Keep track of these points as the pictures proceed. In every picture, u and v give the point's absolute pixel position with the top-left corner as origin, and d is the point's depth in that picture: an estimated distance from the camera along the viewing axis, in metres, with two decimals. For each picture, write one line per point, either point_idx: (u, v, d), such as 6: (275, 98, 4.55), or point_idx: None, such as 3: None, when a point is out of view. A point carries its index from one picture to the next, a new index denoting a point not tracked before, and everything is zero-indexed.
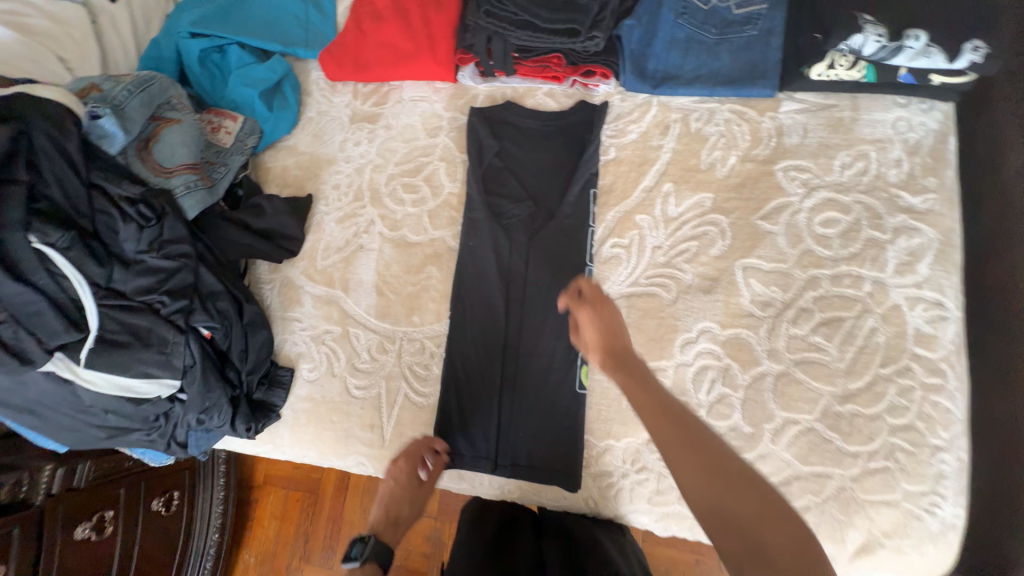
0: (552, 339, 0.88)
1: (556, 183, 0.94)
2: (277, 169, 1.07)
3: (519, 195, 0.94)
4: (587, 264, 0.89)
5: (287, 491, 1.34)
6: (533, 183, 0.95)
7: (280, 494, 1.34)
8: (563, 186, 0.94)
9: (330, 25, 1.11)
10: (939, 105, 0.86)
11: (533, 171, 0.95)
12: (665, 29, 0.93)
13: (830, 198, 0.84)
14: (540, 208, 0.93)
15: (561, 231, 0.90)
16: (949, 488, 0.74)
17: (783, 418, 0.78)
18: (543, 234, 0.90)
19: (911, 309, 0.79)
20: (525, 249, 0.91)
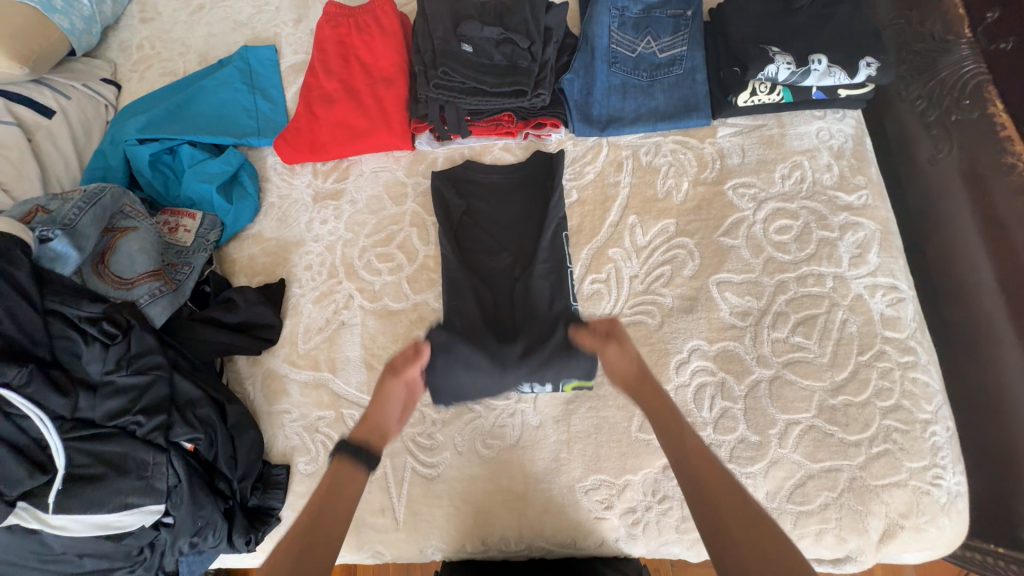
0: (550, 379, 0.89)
1: (527, 231, 0.97)
2: (243, 259, 1.05)
3: (494, 248, 0.97)
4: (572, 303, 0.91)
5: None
6: (506, 234, 0.98)
7: None
8: (535, 234, 0.96)
9: (280, 112, 1.14)
10: (850, 113, 0.97)
11: (504, 223, 0.99)
12: (602, 78, 1.01)
13: (779, 207, 0.91)
14: (516, 256, 0.95)
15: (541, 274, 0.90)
16: (947, 457, 0.78)
17: (785, 421, 0.80)
18: (523, 283, 0.91)
19: (872, 296, 0.85)
20: (509, 300, 0.91)
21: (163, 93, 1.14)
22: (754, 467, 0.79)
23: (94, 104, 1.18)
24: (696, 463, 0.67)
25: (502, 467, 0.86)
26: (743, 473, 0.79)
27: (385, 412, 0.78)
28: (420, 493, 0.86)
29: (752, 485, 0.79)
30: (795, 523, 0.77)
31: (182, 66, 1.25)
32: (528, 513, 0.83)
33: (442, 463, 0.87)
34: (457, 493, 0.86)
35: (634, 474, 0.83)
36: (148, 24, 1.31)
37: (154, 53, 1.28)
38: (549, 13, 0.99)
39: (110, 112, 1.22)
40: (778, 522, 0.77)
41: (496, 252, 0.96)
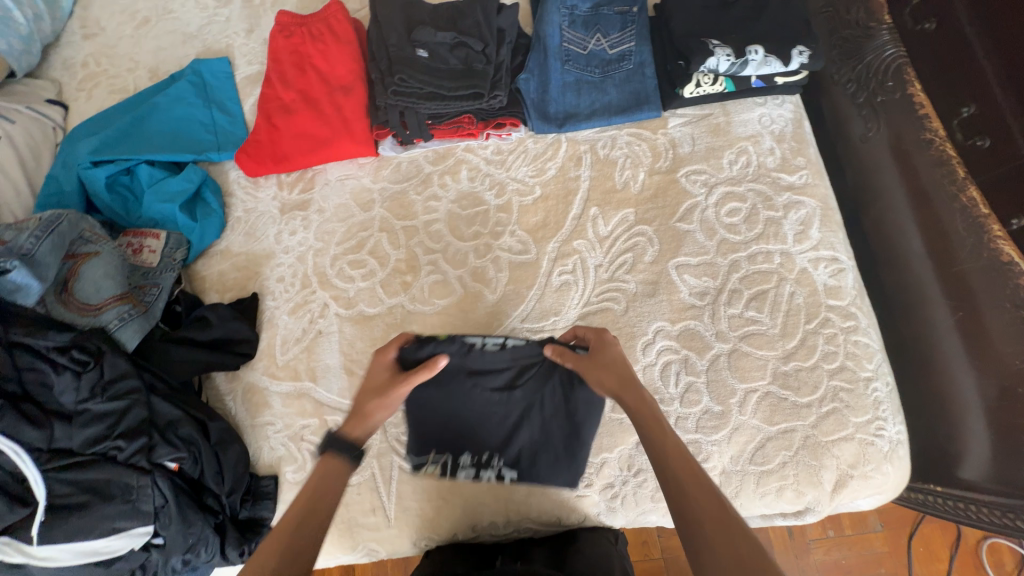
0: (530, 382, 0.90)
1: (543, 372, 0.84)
2: (213, 276, 1.05)
3: (501, 395, 0.85)
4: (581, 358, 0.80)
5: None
6: (506, 303, 0.97)
7: None
8: (544, 374, 0.84)
9: (239, 125, 1.13)
10: (788, 99, 1.03)
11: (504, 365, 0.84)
12: (556, 76, 1.05)
13: (729, 191, 0.97)
14: (533, 416, 0.85)
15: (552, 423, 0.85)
16: (888, 410, 0.86)
17: (744, 390, 0.87)
18: (541, 450, 0.85)
19: (816, 269, 0.92)
20: (509, 461, 0.86)
21: (114, 111, 1.11)
22: (719, 435, 0.85)
23: (41, 127, 1.14)
24: (680, 459, 0.64)
25: (487, 457, 0.89)
26: (710, 442, 0.85)
27: (365, 407, 0.75)
28: (410, 489, 0.89)
29: (718, 452, 0.85)
30: (757, 482, 0.84)
31: (131, 82, 1.22)
32: (512, 500, 0.88)
33: (428, 459, 0.90)
34: (446, 483, 0.89)
35: (610, 451, 0.88)
36: (91, 40, 1.27)
37: (101, 69, 1.24)
38: (501, 15, 1.02)
39: (59, 134, 1.17)
40: (743, 483, 0.84)
41: (504, 411, 0.85)
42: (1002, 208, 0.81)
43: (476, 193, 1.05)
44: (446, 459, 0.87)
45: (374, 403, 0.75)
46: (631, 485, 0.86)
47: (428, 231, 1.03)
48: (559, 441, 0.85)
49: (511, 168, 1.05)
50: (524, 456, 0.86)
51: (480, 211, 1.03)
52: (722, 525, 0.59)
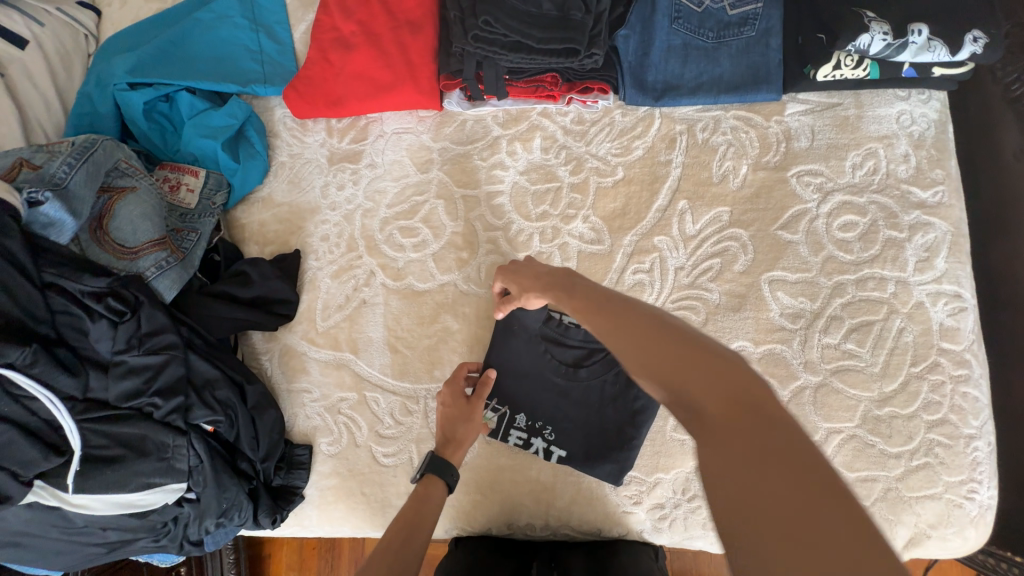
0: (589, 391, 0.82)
1: (609, 357, 0.82)
2: (253, 226, 0.97)
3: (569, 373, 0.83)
4: None
5: (301, 540, 1.23)
6: None
7: (294, 543, 1.23)
8: (611, 359, 0.82)
9: (288, 55, 1.00)
10: (936, 95, 0.86)
11: (579, 346, 0.83)
12: (661, 36, 0.88)
13: (846, 201, 0.83)
14: (592, 397, 0.82)
15: (609, 406, 0.82)
16: (985, 473, 0.77)
17: (826, 429, 0.78)
18: (590, 433, 0.81)
19: (934, 305, 0.80)
20: (559, 436, 0.82)
21: (152, 25, 0.99)
22: None
23: (72, 34, 1.02)
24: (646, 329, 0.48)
25: (532, 457, 0.84)
26: None
27: (457, 432, 0.74)
28: None
29: None
30: None
31: None
32: (555, 506, 0.83)
33: (469, 452, 0.85)
34: (486, 478, 0.84)
35: (665, 472, 0.82)
36: None
37: None
38: None
39: (92, 45, 1.06)
40: None
41: (565, 386, 0.83)
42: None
43: (548, 166, 0.93)
44: (503, 412, 0.83)
45: (465, 428, 0.75)
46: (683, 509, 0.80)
47: (490, 204, 0.93)
48: (611, 429, 0.81)
49: (592, 142, 0.92)
50: (573, 435, 0.82)
51: (551, 189, 0.92)
52: (727, 378, 0.43)
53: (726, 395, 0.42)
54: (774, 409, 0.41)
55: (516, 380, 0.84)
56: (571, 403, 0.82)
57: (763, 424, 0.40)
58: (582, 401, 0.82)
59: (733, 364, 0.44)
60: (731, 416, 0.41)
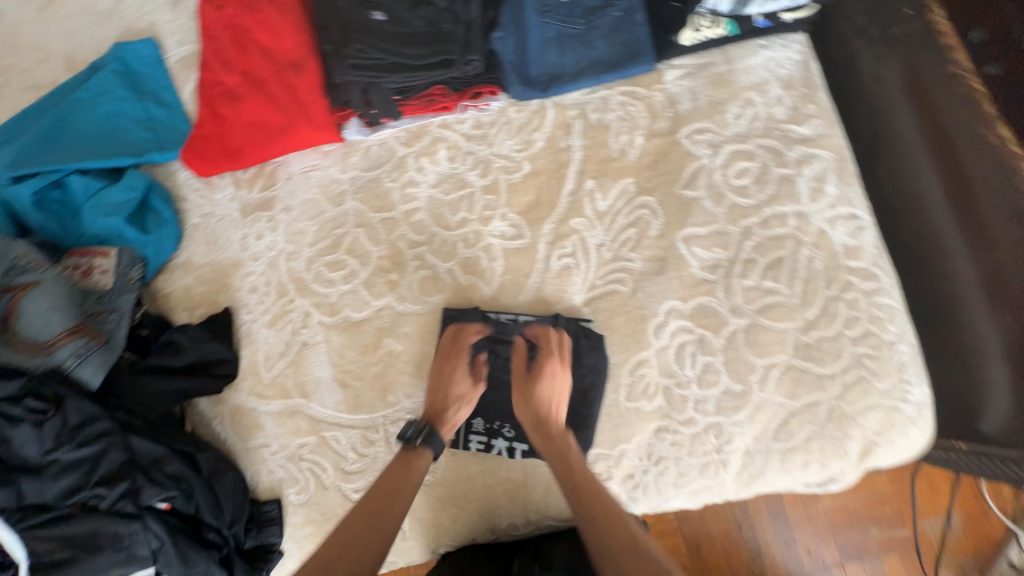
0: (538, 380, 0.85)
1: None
2: (177, 293, 0.95)
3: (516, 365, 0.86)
4: (586, 320, 0.86)
5: None
6: (504, 295, 0.89)
7: None
8: None
9: (180, 118, 0.99)
10: (794, 38, 0.92)
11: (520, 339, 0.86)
12: (535, 31, 0.91)
13: (736, 150, 0.88)
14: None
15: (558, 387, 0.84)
16: (913, 372, 0.81)
17: (763, 366, 0.82)
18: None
19: (834, 228, 0.85)
20: (518, 431, 0.84)
21: (30, 113, 0.96)
22: (740, 414, 0.81)
23: None
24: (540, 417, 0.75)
25: (500, 459, 0.84)
26: (731, 423, 0.81)
27: (450, 407, 0.79)
28: (421, 500, 0.84)
29: (740, 432, 0.81)
30: (782, 459, 0.80)
31: (47, 77, 1.06)
32: (532, 502, 0.84)
33: (437, 468, 0.84)
34: (459, 491, 0.84)
35: (628, 442, 0.83)
36: None
37: (8, 65, 1.07)
38: None
39: None
40: (767, 461, 0.81)
41: None
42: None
43: (458, 174, 0.94)
44: (459, 419, 0.84)
45: (462, 403, 0.80)
46: (652, 474, 0.82)
47: (410, 222, 0.94)
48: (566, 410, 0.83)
49: (495, 142, 0.94)
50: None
51: (465, 195, 0.93)
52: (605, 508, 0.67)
53: (603, 517, 0.66)
54: (619, 527, 0.65)
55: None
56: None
57: (624, 547, 0.63)
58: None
59: (616, 518, 0.66)
60: (599, 526, 0.66)
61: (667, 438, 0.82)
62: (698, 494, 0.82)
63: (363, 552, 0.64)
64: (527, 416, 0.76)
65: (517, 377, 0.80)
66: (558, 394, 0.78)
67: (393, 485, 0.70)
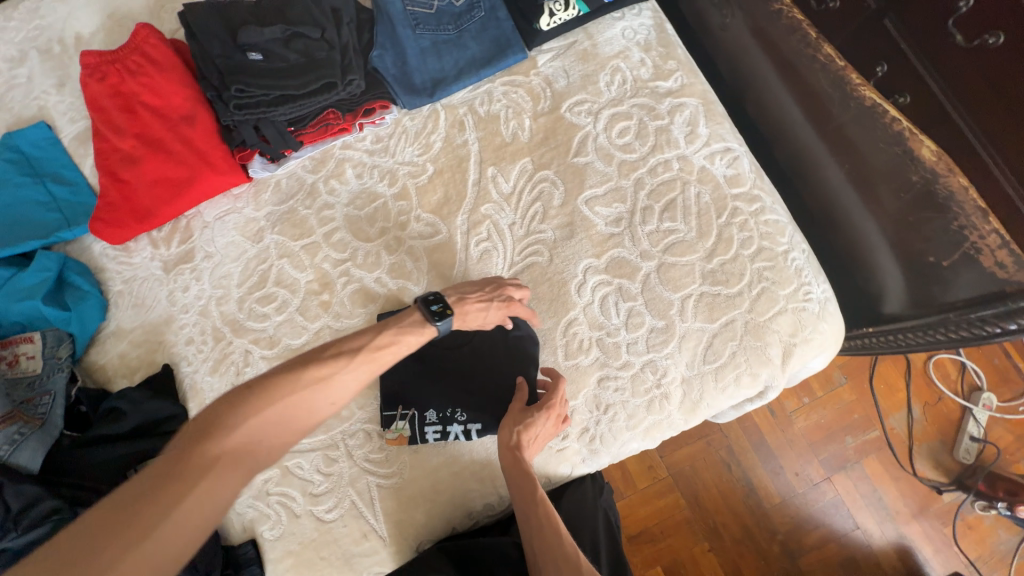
0: (480, 362, 0.89)
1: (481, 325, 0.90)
2: (113, 362, 0.95)
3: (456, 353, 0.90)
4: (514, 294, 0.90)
5: None
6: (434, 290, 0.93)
7: None
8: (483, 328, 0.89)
9: (85, 192, 1.00)
10: (644, 6, 1.02)
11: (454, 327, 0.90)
12: (410, 44, 0.98)
13: (614, 113, 0.96)
14: (482, 361, 0.89)
15: (500, 362, 0.88)
16: (810, 274, 0.90)
17: (679, 298, 0.88)
18: (493, 395, 0.87)
19: (713, 164, 0.94)
20: (470, 413, 0.86)
21: None
22: (669, 347, 0.87)
23: None
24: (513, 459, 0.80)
25: (460, 444, 0.87)
26: (663, 357, 0.87)
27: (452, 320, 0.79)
28: (394, 503, 0.86)
29: (673, 363, 0.87)
30: (715, 378, 0.87)
31: None
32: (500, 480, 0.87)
33: (401, 468, 0.87)
34: (427, 485, 0.86)
35: (575, 398, 0.87)
36: None
37: None
38: None
39: None
40: (703, 384, 0.87)
41: (457, 366, 0.89)
42: (869, 61, 0.94)
43: (368, 189, 0.98)
44: (412, 415, 0.86)
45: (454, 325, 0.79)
46: (604, 422, 0.86)
47: (330, 242, 0.97)
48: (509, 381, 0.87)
49: (396, 152, 0.99)
50: (481, 405, 0.86)
51: (379, 206, 0.98)
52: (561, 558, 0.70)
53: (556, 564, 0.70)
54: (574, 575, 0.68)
55: (414, 381, 0.88)
56: (471, 376, 0.88)
57: None
58: (477, 372, 0.88)
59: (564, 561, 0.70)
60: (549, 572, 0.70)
61: (610, 385, 0.87)
62: (651, 431, 0.87)
63: (304, 415, 0.64)
64: (509, 436, 0.81)
65: (511, 407, 0.83)
66: (538, 437, 0.81)
67: (369, 357, 0.70)
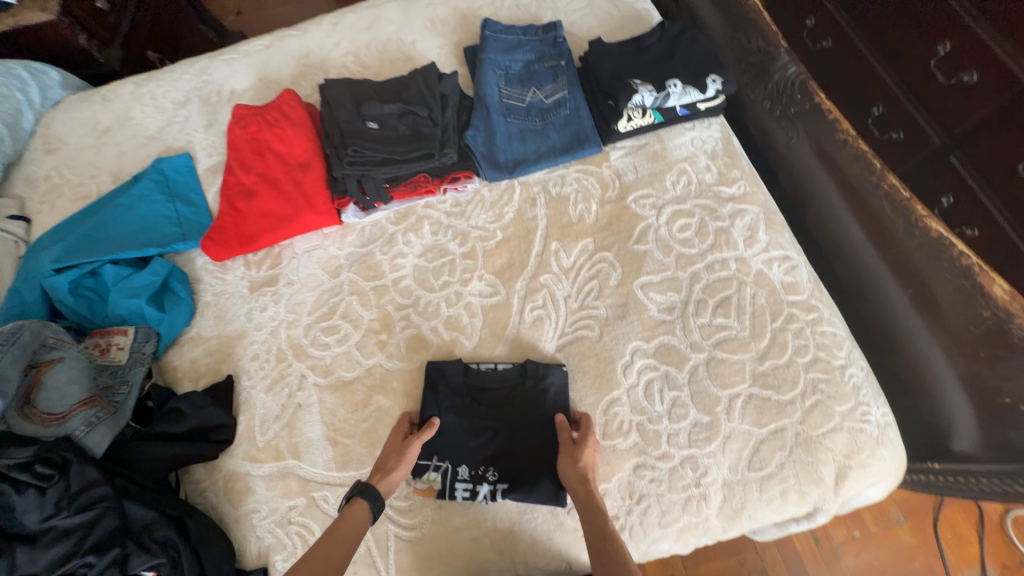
0: (523, 418, 0.90)
1: (523, 388, 0.92)
2: (185, 365, 1.03)
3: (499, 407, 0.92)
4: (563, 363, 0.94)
5: None
6: (484, 346, 0.98)
7: None
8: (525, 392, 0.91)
9: (204, 214, 1.16)
10: (715, 120, 1.12)
11: (499, 384, 0.93)
12: (500, 128, 1.12)
13: (677, 210, 1.03)
14: (521, 423, 0.90)
15: (540, 431, 0.89)
16: (868, 394, 0.87)
17: (727, 396, 0.88)
18: (523, 461, 0.87)
19: (771, 269, 0.96)
20: (501, 473, 0.86)
21: (78, 217, 1.13)
22: (713, 445, 0.85)
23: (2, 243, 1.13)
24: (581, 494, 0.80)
25: (485, 508, 0.86)
26: (705, 454, 0.85)
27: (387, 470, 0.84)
28: (408, 558, 0.84)
29: (715, 464, 0.84)
30: (760, 488, 0.83)
31: (95, 188, 1.25)
32: (519, 556, 0.84)
33: (423, 521, 0.86)
34: (446, 546, 0.84)
35: (608, 481, 0.85)
36: (54, 154, 1.31)
37: (63, 180, 1.27)
38: (442, 83, 1.12)
39: (22, 247, 1.17)
40: (746, 492, 0.83)
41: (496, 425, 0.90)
42: (931, 188, 0.87)
43: (440, 245, 1.08)
44: (445, 467, 0.87)
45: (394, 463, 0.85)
46: (636, 514, 0.83)
47: (398, 287, 1.05)
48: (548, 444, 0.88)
49: (471, 217, 1.10)
50: (512, 468, 0.87)
51: (447, 261, 1.07)
52: None
53: None
54: None
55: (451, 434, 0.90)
56: (508, 437, 0.89)
57: None
58: (512, 435, 0.89)
59: None
60: None
61: (646, 474, 0.84)
62: (685, 533, 0.83)
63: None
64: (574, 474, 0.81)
65: (562, 444, 0.85)
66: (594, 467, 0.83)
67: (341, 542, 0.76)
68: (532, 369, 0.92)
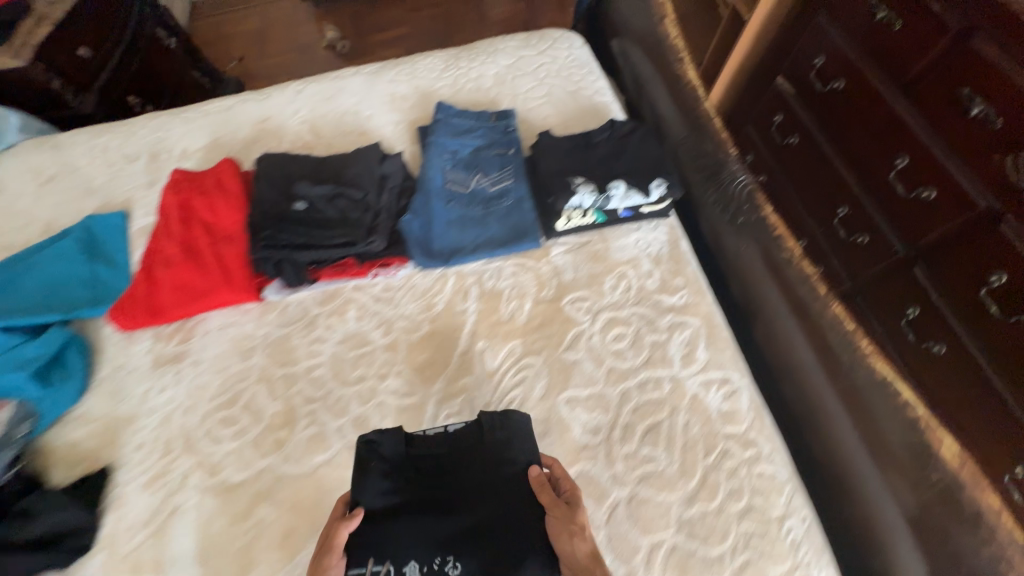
0: (476, 482, 0.76)
1: (480, 447, 0.79)
2: (61, 449, 0.93)
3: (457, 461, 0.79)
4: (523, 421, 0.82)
5: None
6: None
7: None
8: None
9: (122, 278, 1.10)
10: (662, 221, 1.08)
11: (444, 445, 0.80)
12: (439, 214, 1.07)
13: (612, 317, 0.96)
14: (489, 488, 0.74)
15: (490, 515, 0.72)
16: (810, 553, 0.76)
17: (648, 545, 0.77)
18: None
19: (708, 393, 0.88)
20: (462, 562, 0.68)
21: None
22: None
23: None
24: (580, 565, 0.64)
25: None
26: None
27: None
28: None
29: None
30: None
31: (21, 239, 1.20)
32: None
33: None
34: None
35: None
36: None
37: None
38: (385, 163, 1.12)
39: None
40: None
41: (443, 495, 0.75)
42: (899, 304, 1.22)
43: (362, 333, 1.01)
44: (385, 571, 0.67)
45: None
46: None
47: (309, 377, 0.97)
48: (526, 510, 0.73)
49: (399, 305, 1.03)
50: None
51: (366, 352, 0.99)
52: None
53: None
54: None
55: (392, 511, 0.72)
56: (463, 519, 0.71)
57: None
58: None
59: None
60: None
61: None
62: None
63: None
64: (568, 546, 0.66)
65: (551, 507, 0.69)
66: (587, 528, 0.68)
67: None
68: (489, 426, 0.80)
